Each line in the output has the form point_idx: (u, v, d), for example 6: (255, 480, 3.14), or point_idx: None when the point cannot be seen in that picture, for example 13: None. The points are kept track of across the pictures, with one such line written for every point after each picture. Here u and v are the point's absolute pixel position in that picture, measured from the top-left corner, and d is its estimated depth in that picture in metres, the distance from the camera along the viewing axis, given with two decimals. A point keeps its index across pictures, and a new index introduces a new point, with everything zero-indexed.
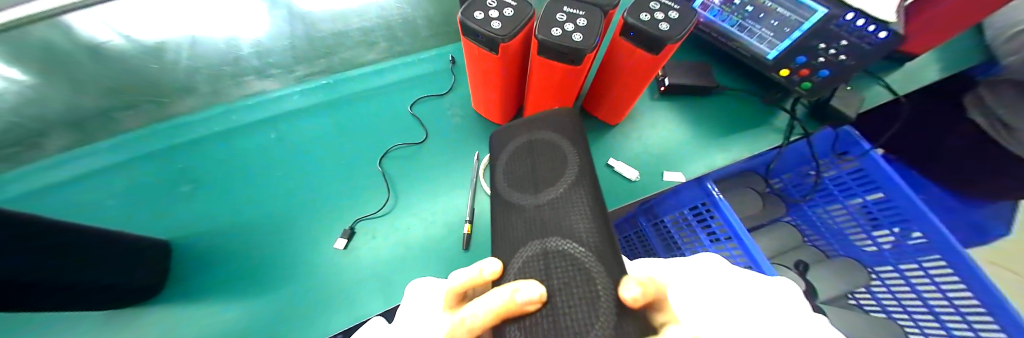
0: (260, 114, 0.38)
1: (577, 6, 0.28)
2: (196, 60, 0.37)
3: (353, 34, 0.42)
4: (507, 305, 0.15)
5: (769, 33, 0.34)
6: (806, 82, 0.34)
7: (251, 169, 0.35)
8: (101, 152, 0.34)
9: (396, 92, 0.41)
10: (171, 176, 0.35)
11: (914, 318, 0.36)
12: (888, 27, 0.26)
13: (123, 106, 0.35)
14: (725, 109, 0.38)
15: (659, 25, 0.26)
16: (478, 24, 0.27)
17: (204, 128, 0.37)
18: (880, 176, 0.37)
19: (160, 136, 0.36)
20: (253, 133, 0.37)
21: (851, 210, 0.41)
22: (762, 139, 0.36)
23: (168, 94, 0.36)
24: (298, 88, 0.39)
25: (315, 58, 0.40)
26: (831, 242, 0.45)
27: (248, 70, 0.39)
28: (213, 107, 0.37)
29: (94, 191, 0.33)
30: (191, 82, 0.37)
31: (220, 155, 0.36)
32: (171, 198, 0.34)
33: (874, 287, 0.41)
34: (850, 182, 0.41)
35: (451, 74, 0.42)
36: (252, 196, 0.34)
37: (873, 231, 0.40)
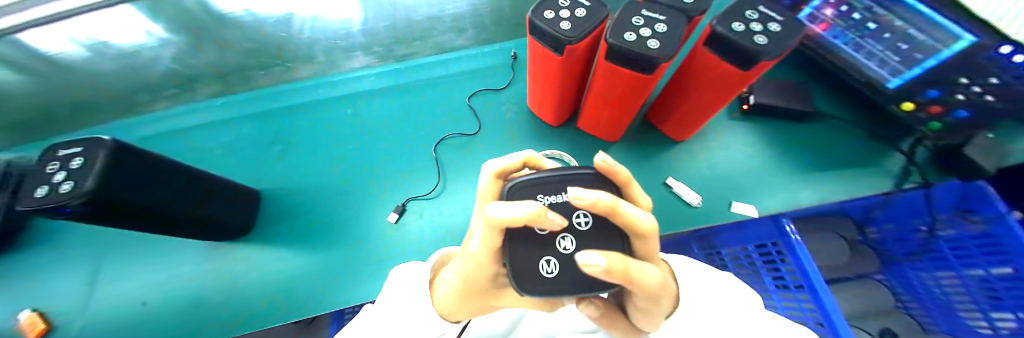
0: (339, 91, 0.42)
1: (658, 10, 0.26)
2: (316, 32, 0.37)
3: (447, 20, 0.39)
4: (528, 158, 0.20)
5: (893, 57, 0.28)
6: (935, 123, 0.28)
7: (323, 141, 0.39)
8: (227, 104, 0.41)
9: (459, 83, 0.42)
10: (265, 135, 0.40)
11: None
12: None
13: (257, 66, 0.39)
14: (817, 140, 0.33)
15: (754, 37, 0.23)
16: (547, 24, 0.26)
17: (295, 96, 0.42)
18: (1015, 247, 0.29)
19: (266, 97, 0.42)
20: (332, 106, 0.41)
21: (967, 280, 0.33)
22: (862, 185, 0.30)
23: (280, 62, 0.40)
24: (375, 71, 0.43)
25: (413, 39, 0.41)
26: (932, 313, 0.38)
27: (356, 45, 0.39)
28: (308, 80, 0.42)
29: (212, 138, 0.40)
30: (311, 51, 0.39)
31: (300, 123, 0.40)
32: (260, 154, 0.39)
33: None
34: (973, 249, 0.33)
35: (510, 70, 0.42)
36: (320, 163, 0.38)
37: (992, 310, 0.32)
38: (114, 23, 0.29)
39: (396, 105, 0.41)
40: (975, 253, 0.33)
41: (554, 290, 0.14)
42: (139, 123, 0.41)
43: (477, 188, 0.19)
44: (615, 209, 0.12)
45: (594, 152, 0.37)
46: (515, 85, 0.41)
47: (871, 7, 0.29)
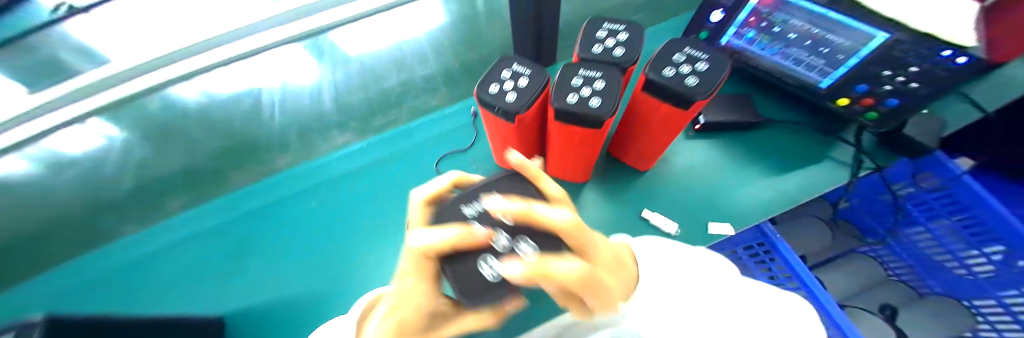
0: (302, 184, 0.40)
1: (594, 67, 0.26)
2: (286, 117, 0.43)
3: (419, 82, 0.45)
4: (461, 177, 0.20)
5: (819, 60, 0.30)
6: (871, 113, 0.30)
7: (295, 243, 0.37)
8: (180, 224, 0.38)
9: (425, 150, 0.42)
10: (229, 248, 0.37)
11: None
12: (966, 51, 0.23)
13: (233, 167, 0.40)
14: (774, 142, 0.34)
15: (686, 80, 0.24)
16: (494, 100, 0.26)
17: (256, 199, 0.39)
18: (973, 200, 0.34)
19: (223, 206, 0.39)
20: (298, 201, 0.39)
21: (937, 233, 0.38)
22: (825, 177, 0.32)
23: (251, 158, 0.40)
24: (338, 154, 0.41)
25: (386, 109, 0.44)
26: (921, 275, 0.41)
27: (332, 125, 0.42)
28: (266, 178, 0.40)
29: (165, 268, 0.36)
30: (285, 138, 0.41)
31: (263, 234, 0.38)
32: (228, 274, 0.36)
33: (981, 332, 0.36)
34: (933, 204, 0.38)
35: (472, 128, 0.43)
36: (295, 268, 0.36)
37: (965, 255, 0.36)
38: (80, 133, 0.39)
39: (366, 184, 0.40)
40: (937, 207, 0.37)
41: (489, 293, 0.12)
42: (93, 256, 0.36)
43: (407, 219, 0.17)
44: (529, 214, 0.13)
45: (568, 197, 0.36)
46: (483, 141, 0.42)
47: (788, 21, 0.29)
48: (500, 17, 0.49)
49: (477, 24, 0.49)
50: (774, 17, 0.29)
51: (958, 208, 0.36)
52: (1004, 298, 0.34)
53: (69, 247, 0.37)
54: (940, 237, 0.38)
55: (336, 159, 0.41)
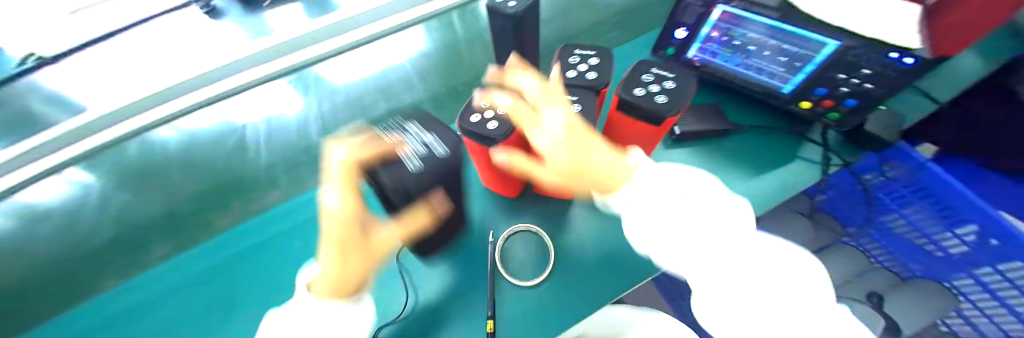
0: (288, 222, 0.38)
1: (570, 92, 0.27)
2: (273, 154, 0.42)
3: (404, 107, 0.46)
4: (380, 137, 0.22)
5: (779, 69, 0.32)
6: (833, 113, 0.32)
7: (278, 287, 0.35)
8: (155, 275, 0.35)
9: None
10: (204, 301, 0.34)
11: (982, 311, 0.39)
12: (913, 53, 0.23)
13: (218, 207, 0.39)
14: (750, 149, 0.35)
15: (655, 98, 0.26)
16: (476, 131, 0.21)
17: (239, 242, 0.37)
18: (935, 182, 0.37)
19: (207, 252, 0.37)
20: (282, 242, 0.37)
21: (910, 220, 0.41)
22: (799, 176, 0.33)
23: (234, 199, 0.40)
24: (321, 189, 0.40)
25: None
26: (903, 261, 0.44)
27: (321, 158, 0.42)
28: (249, 219, 0.39)
29: (130, 330, 0.33)
30: (273, 174, 0.41)
31: (239, 290, 0.34)
32: (201, 331, 0.33)
33: (964, 311, 0.40)
34: (904, 191, 0.39)
35: (458, 152, 0.42)
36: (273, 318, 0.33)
37: (937, 237, 0.40)
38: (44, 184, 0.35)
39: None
40: (908, 194, 0.39)
41: (410, 181, 0.17)
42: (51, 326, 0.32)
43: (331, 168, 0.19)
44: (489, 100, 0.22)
45: (558, 214, 0.37)
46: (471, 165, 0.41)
47: (747, 35, 0.31)
48: (482, 42, 0.50)
49: (458, 50, 0.50)
50: (734, 32, 0.31)
51: (922, 191, 0.38)
52: (976, 273, 0.39)
53: (34, 311, 0.33)
54: (913, 223, 0.41)
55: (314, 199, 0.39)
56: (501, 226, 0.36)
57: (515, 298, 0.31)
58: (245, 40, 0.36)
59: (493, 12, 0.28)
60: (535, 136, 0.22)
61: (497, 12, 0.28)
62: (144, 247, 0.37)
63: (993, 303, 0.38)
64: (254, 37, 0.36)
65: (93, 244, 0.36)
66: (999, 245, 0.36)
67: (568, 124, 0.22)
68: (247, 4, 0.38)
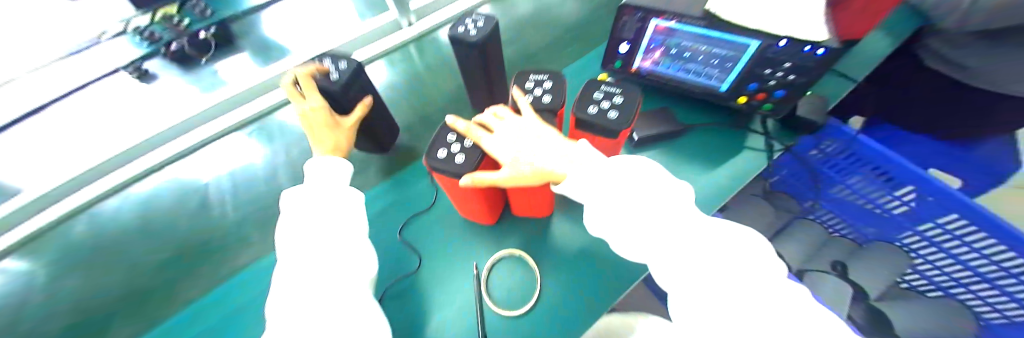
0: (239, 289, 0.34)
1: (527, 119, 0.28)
2: (224, 212, 0.39)
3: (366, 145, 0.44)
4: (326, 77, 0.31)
5: (714, 70, 0.35)
6: (766, 104, 0.35)
7: None
8: None
9: (386, 220, 0.40)
10: None
11: (935, 264, 0.44)
12: (823, 45, 0.26)
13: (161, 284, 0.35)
14: (703, 145, 0.38)
15: (607, 114, 0.27)
16: (443, 166, 0.22)
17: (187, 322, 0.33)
18: (864, 153, 0.40)
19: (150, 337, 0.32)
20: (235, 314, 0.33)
21: (853, 188, 0.46)
22: (749, 165, 0.36)
23: (175, 270, 0.35)
24: None
25: None
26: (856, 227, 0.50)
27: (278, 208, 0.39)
28: (193, 293, 0.34)
29: None
30: (221, 234, 0.37)
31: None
32: None
33: (919, 266, 0.46)
34: (843, 164, 0.44)
35: (431, 186, 0.42)
36: None
37: (880, 201, 0.44)
38: None
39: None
40: (847, 166, 0.43)
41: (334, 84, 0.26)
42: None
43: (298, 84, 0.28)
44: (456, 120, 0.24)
45: (539, 232, 0.37)
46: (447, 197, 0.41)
47: (681, 43, 0.33)
48: (450, 67, 0.51)
49: (419, 79, 0.50)
50: (670, 41, 0.34)
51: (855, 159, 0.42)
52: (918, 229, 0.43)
53: None
54: (855, 191, 0.46)
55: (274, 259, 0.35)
56: (482, 254, 0.36)
57: (502, 329, 0.31)
58: (198, 94, 0.41)
59: (458, 41, 0.29)
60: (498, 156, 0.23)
61: (462, 40, 0.28)
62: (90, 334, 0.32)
63: (941, 255, 0.43)
64: (205, 91, 0.41)
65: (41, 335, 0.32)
66: (933, 199, 0.39)
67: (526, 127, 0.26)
68: (183, 64, 0.42)
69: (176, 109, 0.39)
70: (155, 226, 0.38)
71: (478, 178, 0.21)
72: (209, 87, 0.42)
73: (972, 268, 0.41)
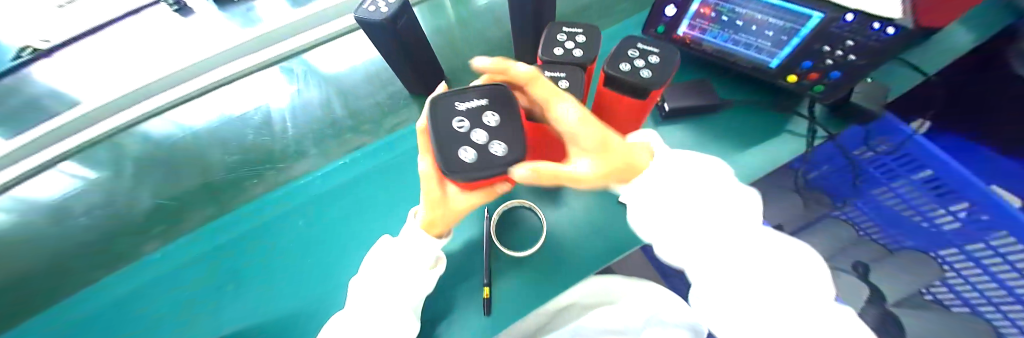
0: (282, 204, 0.38)
1: (558, 68, 0.27)
2: (266, 137, 0.43)
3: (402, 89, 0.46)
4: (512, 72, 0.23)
5: (766, 44, 0.33)
6: (818, 86, 0.33)
7: (273, 267, 0.35)
8: (160, 258, 0.37)
9: (407, 161, 0.40)
10: (209, 281, 0.35)
11: (974, 285, 0.39)
12: (895, 23, 0.24)
13: (210, 194, 0.40)
14: (736, 124, 0.36)
15: (640, 73, 0.26)
16: (478, 169, 0.17)
17: (238, 225, 0.38)
18: (921, 154, 0.39)
19: (206, 235, 0.38)
20: (275, 225, 0.37)
21: (898, 193, 0.43)
22: (786, 147, 0.34)
23: (225, 185, 0.40)
24: (318, 171, 0.40)
25: (372, 118, 0.43)
26: (891, 234, 0.46)
27: (312, 139, 0.42)
28: (241, 204, 0.39)
29: (148, 306, 0.35)
30: (265, 155, 0.41)
31: (288, 258, 0.35)
32: (210, 303, 0.34)
33: (949, 280, 0.41)
34: (892, 165, 0.41)
35: None
36: (270, 292, 0.34)
37: (928, 211, 0.42)
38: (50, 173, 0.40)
39: (353, 200, 0.38)
40: (896, 168, 0.41)
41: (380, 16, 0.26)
42: (105, 288, 0.36)
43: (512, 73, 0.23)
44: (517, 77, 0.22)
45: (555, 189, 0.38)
46: None
47: (735, 10, 0.31)
48: (493, 15, 0.51)
49: (455, 29, 0.50)
50: (723, 7, 0.31)
51: (913, 163, 0.40)
52: (966, 249, 0.39)
53: (49, 288, 0.36)
54: (904, 198, 0.43)
55: (318, 178, 0.39)
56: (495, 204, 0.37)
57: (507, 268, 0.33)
58: (237, 30, 0.40)
59: None
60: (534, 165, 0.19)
61: None
62: (156, 228, 0.38)
63: (977, 273, 0.39)
64: (244, 26, 0.40)
65: (127, 219, 0.39)
66: (988, 219, 0.37)
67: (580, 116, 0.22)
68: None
69: (215, 39, 0.39)
70: (223, 138, 0.43)
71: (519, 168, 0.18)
72: (250, 23, 0.41)
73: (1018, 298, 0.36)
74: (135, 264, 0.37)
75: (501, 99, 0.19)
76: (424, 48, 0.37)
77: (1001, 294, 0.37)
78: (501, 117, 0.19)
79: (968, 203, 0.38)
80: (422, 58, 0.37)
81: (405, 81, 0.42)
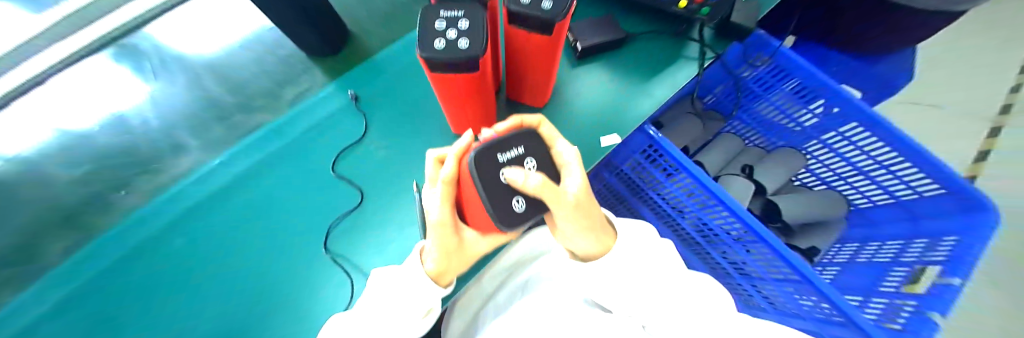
0: (179, 207, 0.36)
1: (453, 7, 0.25)
2: (138, 138, 0.40)
3: (302, 65, 0.45)
4: (535, 122, 0.25)
5: None
6: (704, 8, 0.34)
7: (211, 269, 0.35)
8: (32, 299, 0.32)
9: (315, 140, 0.40)
10: (134, 299, 0.34)
11: (836, 171, 0.48)
12: None
13: (77, 217, 0.35)
14: (640, 56, 0.39)
15: (540, 4, 0.24)
16: (508, 220, 0.22)
17: (141, 234, 0.35)
18: (790, 66, 0.43)
19: (91, 258, 0.34)
20: (192, 228, 0.36)
21: (774, 103, 0.50)
22: (685, 72, 0.38)
23: (98, 203, 0.36)
24: (218, 160, 0.38)
25: (268, 97, 0.43)
26: (769, 138, 0.55)
27: (189, 135, 0.41)
28: (129, 218, 0.36)
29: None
30: (146, 158, 0.39)
31: (289, 280, 0.34)
32: (147, 316, 0.34)
33: (811, 166, 0.51)
34: (768, 78, 0.48)
35: (358, 111, 0.41)
36: (217, 291, 0.34)
37: (797, 116, 0.49)
38: None
39: (281, 200, 0.37)
40: (768, 78, 0.48)
41: None
42: None
43: (545, 129, 0.25)
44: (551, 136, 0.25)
45: None
46: (381, 105, 0.42)
47: None
48: None
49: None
50: None
51: (783, 74, 0.46)
52: (822, 138, 0.48)
53: None
54: (776, 106, 0.50)
55: (211, 171, 0.38)
56: (421, 174, 0.38)
57: None
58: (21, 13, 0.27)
59: None
60: (560, 207, 0.23)
61: None
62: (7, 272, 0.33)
63: (834, 158, 0.48)
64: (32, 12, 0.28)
65: None
66: (838, 111, 0.43)
67: (584, 187, 0.24)
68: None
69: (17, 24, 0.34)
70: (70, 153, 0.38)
71: (541, 193, 0.21)
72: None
73: (868, 177, 0.44)
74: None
75: (532, 145, 0.23)
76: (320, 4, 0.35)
77: (847, 169, 0.47)
78: (537, 164, 0.23)
79: (826, 102, 0.44)
80: (320, 11, 0.36)
81: (302, 41, 0.41)
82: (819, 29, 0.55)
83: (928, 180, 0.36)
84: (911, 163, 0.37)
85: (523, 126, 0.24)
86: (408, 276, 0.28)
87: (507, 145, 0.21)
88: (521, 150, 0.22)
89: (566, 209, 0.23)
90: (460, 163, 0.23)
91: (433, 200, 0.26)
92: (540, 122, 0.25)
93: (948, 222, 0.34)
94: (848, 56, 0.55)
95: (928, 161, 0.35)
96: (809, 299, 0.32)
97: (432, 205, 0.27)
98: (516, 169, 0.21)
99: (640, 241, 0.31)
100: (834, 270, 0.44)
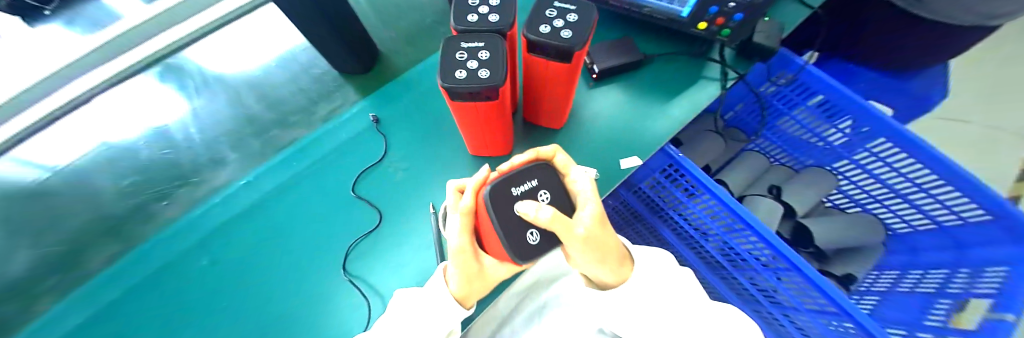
0: (210, 223, 0.38)
1: (474, 38, 0.25)
2: (173, 154, 0.42)
3: (327, 86, 0.47)
4: (548, 153, 0.25)
5: None
6: (724, 30, 0.34)
7: (233, 285, 0.36)
8: (75, 306, 0.34)
9: (337, 159, 0.41)
10: (159, 312, 0.35)
11: (870, 193, 0.46)
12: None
13: (116, 229, 0.38)
14: (659, 77, 0.39)
15: (559, 34, 0.25)
16: (524, 254, 0.21)
17: (172, 248, 0.37)
18: (815, 84, 0.43)
19: (128, 268, 0.36)
20: (218, 244, 0.37)
21: (797, 120, 0.49)
22: (705, 93, 0.38)
23: (135, 215, 0.38)
24: (245, 178, 0.40)
25: (294, 117, 0.45)
26: (795, 156, 0.54)
27: (218, 152, 0.42)
28: (165, 230, 0.38)
29: None
30: (175, 174, 0.41)
31: (306, 299, 0.35)
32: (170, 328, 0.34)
33: (844, 186, 0.49)
34: (793, 95, 0.47)
35: (377, 132, 0.42)
36: (237, 308, 0.35)
37: (824, 135, 0.48)
38: None
39: (314, 217, 0.38)
40: (793, 95, 0.47)
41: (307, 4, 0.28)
42: None
43: (558, 158, 0.26)
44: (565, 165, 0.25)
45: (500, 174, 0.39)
46: (402, 126, 0.43)
47: None
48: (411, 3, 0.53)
49: (370, 22, 0.51)
50: None
51: (808, 91, 0.45)
52: (850, 157, 0.46)
53: None
54: (799, 123, 0.49)
55: (239, 188, 0.39)
56: (439, 197, 0.38)
57: None
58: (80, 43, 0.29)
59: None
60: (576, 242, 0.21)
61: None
62: (49, 278, 0.35)
63: (865, 176, 0.46)
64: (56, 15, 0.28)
65: (12, 275, 0.35)
66: (868, 129, 0.42)
67: (599, 217, 0.23)
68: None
69: (69, 47, 0.33)
70: (111, 167, 0.41)
71: (552, 227, 0.20)
72: (89, 31, 0.40)
73: (907, 200, 0.41)
74: (35, 319, 0.33)
75: (547, 176, 0.22)
76: (357, 27, 0.38)
77: (881, 190, 0.45)
78: (551, 196, 0.22)
79: (853, 120, 0.43)
80: (356, 33, 0.39)
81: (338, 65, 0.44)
82: (840, 46, 0.54)
83: (974, 206, 0.34)
84: (953, 187, 0.35)
85: (539, 158, 0.25)
86: (424, 298, 0.28)
87: (522, 176, 0.21)
88: (534, 181, 0.22)
89: (577, 244, 0.22)
90: (477, 195, 0.23)
91: (452, 227, 0.27)
92: (554, 153, 0.26)
93: (999, 250, 0.32)
94: (877, 72, 0.53)
95: (970, 183, 0.33)
96: (848, 330, 0.31)
97: (450, 231, 0.27)
98: (529, 200, 0.21)
99: (659, 269, 0.30)
100: (873, 300, 0.42)
